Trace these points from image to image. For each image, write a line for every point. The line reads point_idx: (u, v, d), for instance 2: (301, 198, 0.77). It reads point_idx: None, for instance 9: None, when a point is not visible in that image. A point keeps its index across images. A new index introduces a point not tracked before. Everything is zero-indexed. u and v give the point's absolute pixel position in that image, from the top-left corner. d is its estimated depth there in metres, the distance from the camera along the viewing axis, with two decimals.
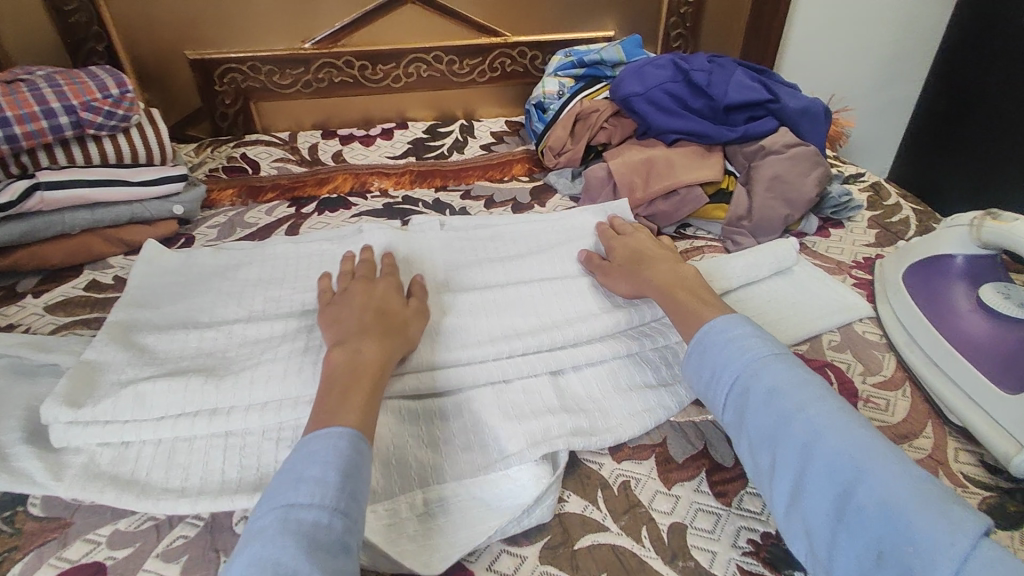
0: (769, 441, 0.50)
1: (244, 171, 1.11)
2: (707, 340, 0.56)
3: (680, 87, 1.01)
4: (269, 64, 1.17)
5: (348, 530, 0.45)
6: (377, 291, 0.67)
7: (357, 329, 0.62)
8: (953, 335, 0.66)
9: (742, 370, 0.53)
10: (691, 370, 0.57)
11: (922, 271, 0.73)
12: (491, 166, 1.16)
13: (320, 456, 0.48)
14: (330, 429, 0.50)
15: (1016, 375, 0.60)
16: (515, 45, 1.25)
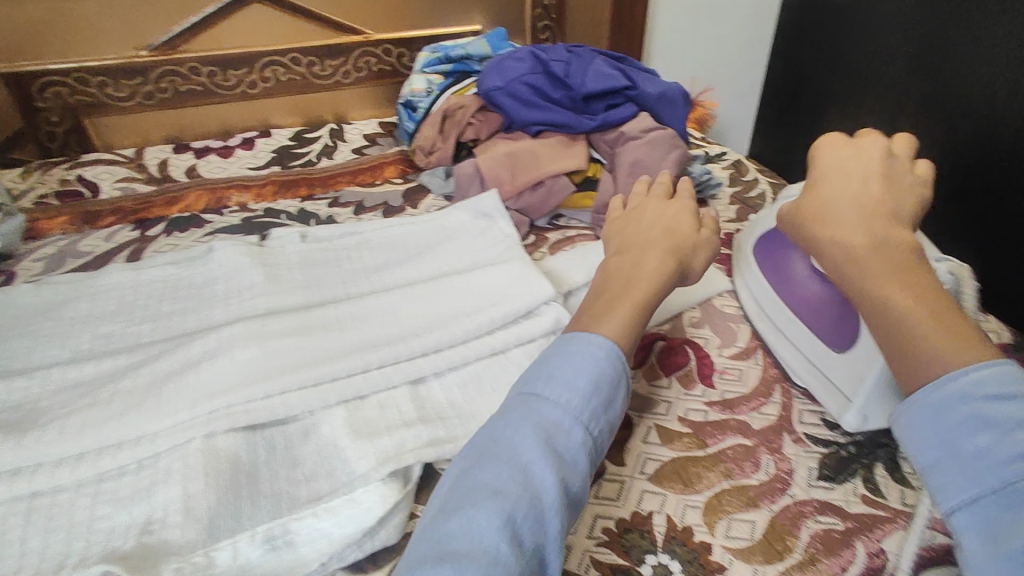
0: (1003, 526, 0.37)
1: (80, 195, 1.00)
2: (945, 389, 0.43)
3: (540, 79, 1.01)
4: (102, 75, 1.07)
5: (597, 440, 0.47)
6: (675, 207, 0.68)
7: (660, 245, 0.62)
8: (791, 302, 0.68)
9: (1003, 432, 0.40)
10: (912, 422, 0.44)
11: (768, 241, 0.75)
12: (362, 170, 1.11)
13: (576, 364, 0.49)
14: (593, 337, 0.51)
15: (844, 335, 0.62)
16: (378, 43, 1.21)
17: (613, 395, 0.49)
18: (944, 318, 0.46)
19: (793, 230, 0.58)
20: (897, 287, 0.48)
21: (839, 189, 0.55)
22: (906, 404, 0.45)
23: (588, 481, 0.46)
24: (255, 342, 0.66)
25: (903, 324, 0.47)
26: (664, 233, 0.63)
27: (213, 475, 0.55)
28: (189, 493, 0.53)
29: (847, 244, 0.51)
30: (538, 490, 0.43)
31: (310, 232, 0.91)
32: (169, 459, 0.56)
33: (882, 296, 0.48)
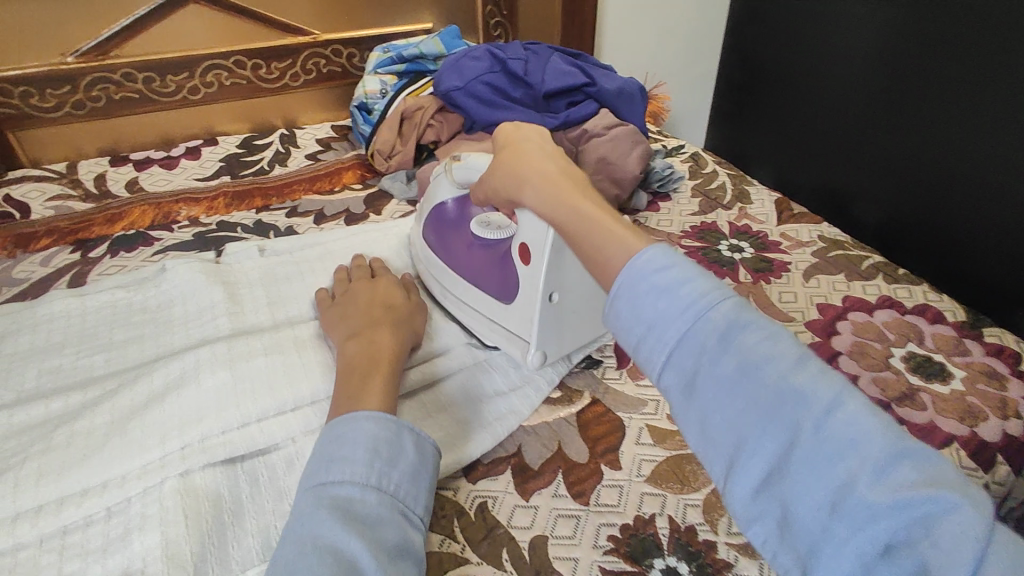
0: (715, 385, 0.35)
1: (9, 217, 0.92)
2: (632, 274, 0.40)
3: (500, 78, 0.99)
4: (23, 85, 0.98)
5: (401, 499, 0.45)
6: (378, 290, 0.69)
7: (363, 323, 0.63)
8: (466, 268, 0.71)
9: (702, 313, 0.36)
10: (614, 322, 0.40)
11: (433, 223, 0.77)
12: (318, 177, 1.07)
13: (349, 437, 0.47)
14: (359, 413, 0.49)
15: (510, 286, 0.65)
16: (327, 44, 1.16)
17: (399, 446, 0.48)
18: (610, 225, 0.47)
19: (488, 176, 0.63)
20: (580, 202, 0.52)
21: (535, 152, 0.59)
22: (608, 300, 0.41)
23: (414, 535, 0.44)
24: (224, 367, 0.62)
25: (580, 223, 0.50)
26: (384, 310, 0.65)
27: (193, 515, 0.51)
28: (166, 537, 0.49)
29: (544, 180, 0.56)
30: (350, 562, 0.39)
31: (268, 246, 0.87)
32: (138, 502, 0.53)
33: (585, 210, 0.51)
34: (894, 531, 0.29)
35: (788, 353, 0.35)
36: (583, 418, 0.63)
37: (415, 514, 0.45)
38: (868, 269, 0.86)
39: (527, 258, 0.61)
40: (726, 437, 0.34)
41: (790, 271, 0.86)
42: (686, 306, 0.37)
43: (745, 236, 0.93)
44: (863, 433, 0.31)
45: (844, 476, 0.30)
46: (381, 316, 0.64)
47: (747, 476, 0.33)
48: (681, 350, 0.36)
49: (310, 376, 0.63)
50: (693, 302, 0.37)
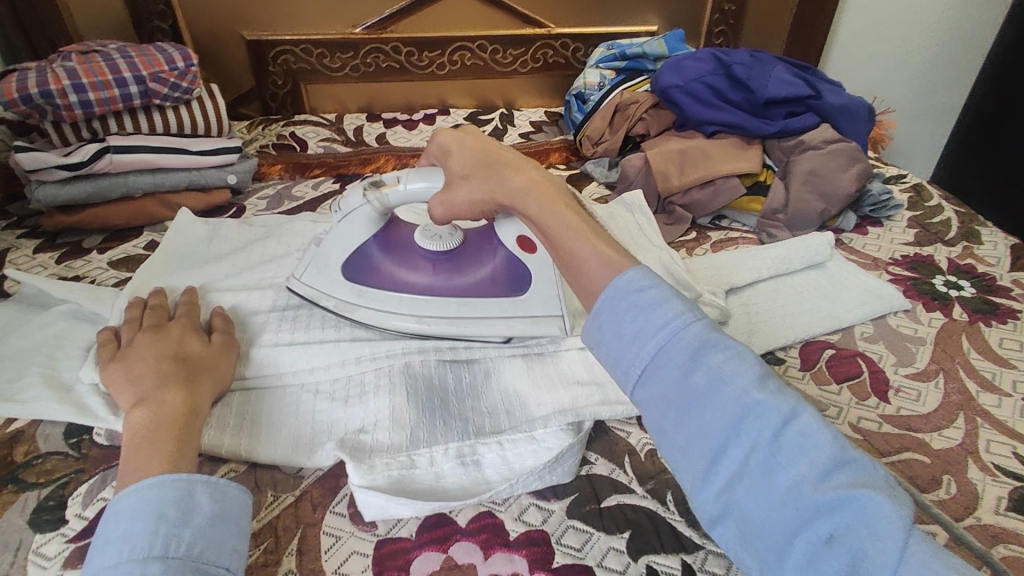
0: (685, 398, 0.44)
1: (292, 148, 1.16)
2: (618, 296, 0.49)
3: (720, 81, 1.01)
4: (321, 48, 1.22)
5: (194, 557, 0.43)
6: (169, 335, 0.61)
7: (153, 381, 0.55)
8: (454, 284, 0.69)
9: (675, 339, 0.46)
10: (597, 339, 0.50)
11: (354, 266, 0.69)
12: (529, 154, 1.18)
13: (134, 513, 0.44)
14: (146, 479, 0.46)
15: (517, 277, 0.69)
16: (558, 36, 1.27)
17: (189, 502, 0.46)
18: (586, 241, 0.56)
19: (466, 184, 0.64)
20: (559, 210, 0.60)
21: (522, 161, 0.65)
22: (591, 317, 0.51)
23: None
24: None
25: (563, 229, 0.58)
26: (176, 364, 0.57)
27: (413, 394, 0.63)
28: (393, 404, 0.61)
29: (523, 188, 0.62)
30: None
31: None
32: (372, 376, 0.65)
33: (555, 229, 0.59)
34: (835, 525, 0.39)
35: (750, 369, 0.44)
36: None
37: (216, 565, 0.44)
38: None
39: (533, 246, 0.69)
40: (699, 446, 0.43)
41: (1017, 319, 0.78)
42: (663, 330, 0.46)
43: (965, 274, 0.86)
44: (802, 438, 0.41)
45: (794, 475, 0.40)
46: (172, 368, 0.57)
47: (715, 481, 0.43)
48: (658, 365, 0.46)
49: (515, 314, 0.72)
50: (671, 322, 0.46)
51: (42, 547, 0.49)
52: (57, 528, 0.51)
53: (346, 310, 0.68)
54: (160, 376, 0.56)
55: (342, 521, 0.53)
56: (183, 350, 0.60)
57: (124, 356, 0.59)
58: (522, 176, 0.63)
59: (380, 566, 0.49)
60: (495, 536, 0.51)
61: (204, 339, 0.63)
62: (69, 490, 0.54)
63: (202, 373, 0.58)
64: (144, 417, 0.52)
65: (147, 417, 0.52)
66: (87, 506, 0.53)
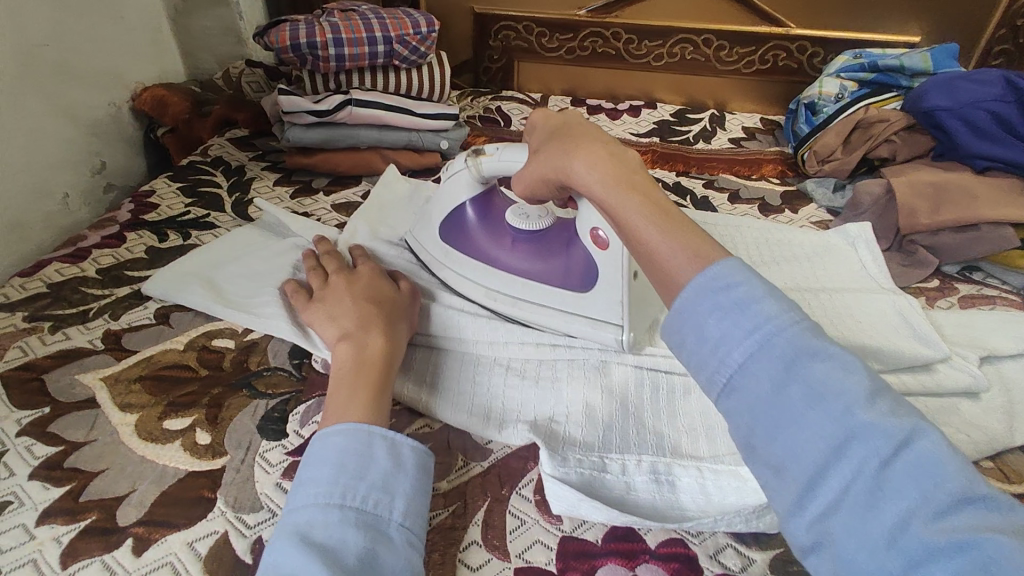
0: (772, 410, 0.35)
1: (497, 123, 1.19)
2: (698, 291, 0.39)
3: (1011, 109, 0.85)
4: (542, 27, 1.23)
5: (368, 511, 0.43)
6: (364, 278, 0.63)
7: (355, 322, 0.57)
8: (528, 264, 0.68)
9: (763, 336, 0.37)
10: (674, 333, 0.40)
11: (449, 227, 0.72)
12: (739, 162, 1.09)
13: (322, 458, 0.45)
14: (332, 427, 0.47)
15: (588, 274, 0.65)
16: (795, 39, 1.16)
17: (369, 457, 0.45)
18: (665, 228, 0.45)
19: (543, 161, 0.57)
20: (630, 196, 0.48)
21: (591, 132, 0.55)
22: (670, 310, 0.41)
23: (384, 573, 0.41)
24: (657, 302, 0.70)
25: (637, 221, 0.46)
26: (374, 306, 0.59)
27: (607, 394, 0.60)
28: (586, 400, 0.59)
29: (597, 163, 0.51)
30: None
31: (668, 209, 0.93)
32: (564, 364, 0.63)
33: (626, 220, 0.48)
34: None
35: (858, 381, 0.35)
36: None
37: (388, 524, 0.43)
38: None
39: (603, 242, 0.63)
40: (792, 468, 0.34)
41: None
42: (752, 325, 0.37)
43: None
44: (922, 469, 0.32)
45: (903, 514, 0.31)
46: (372, 311, 0.58)
47: (806, 510, 0.34)
48: (746, 375, 0.36)
49: None
50: (761, 325, 0.37)
51: (266, 453, 0.54)
52: (279, 439, 0.56)
53: (432, 267, 0.73)
54: (362, 317, 0.58)
55: (528, 507, 0.52)
56: (382, 292, 0.61)
57: (321, 299, 0.62)
58: (609, 152, 0.52)
59: (563, 564, 0.48)
60: (687, 568, 0.47)
61: (392, 284, 0.64)
62: (290, 407, 0.59)
63: (396, 318, 0.59)
64: (348, 351, 0.54)
65: (351, 354, 0.54)
66: (304, 425, 0.57)
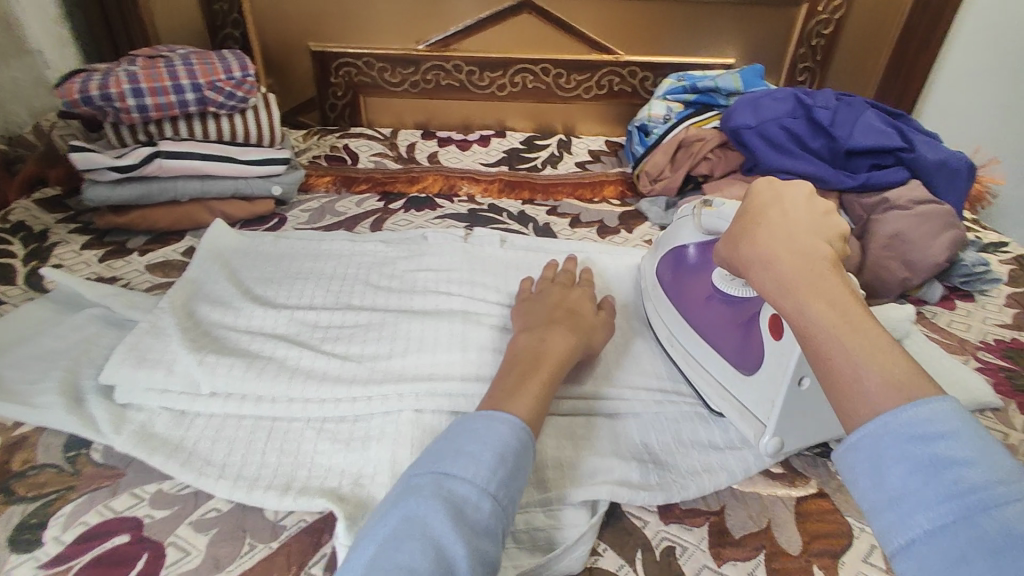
0: None
1: (343, 161, 1.16)
2: (885, 430, 0.35)
3: (799, 124, 0.92)
4: (383, 62, 1.22)
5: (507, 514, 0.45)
6: (572, 296, 0.71)
7: (544, 321, 0.65)
8: (730, 333, 0.64)
9: (966, 508, 0.31)
10: (852, 471, 0.36)
11: (670, 263, 0.74)
12: (583, 184, 1.12)
13: (472, 462, 0.45)
14: (492, 439, 0.47)
15: (753, 356, 0.61)
16: (626, 64, 1.21)
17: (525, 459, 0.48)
18: (882, 357, 0.38)
19: (737, 245, 0.51)
20: (810, 300, 0.43)
21: (797, 224, 0.49)
22: (842, 445, 0.37)
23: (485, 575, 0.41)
24: (460, 346, 0.68)
25: (818, 330, 0.41)
26: (568, 314, 0.67)
27: (418, 446, 0.58)
28: (396, 457, 0.56)
29: (770, 262, 0.47)
30: None
31: (509, 240, 0.94)
32: (378, 420, 0.61)
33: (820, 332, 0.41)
34: None
35: (998, 473, 0.31)
36: (802, 506, 0.56)
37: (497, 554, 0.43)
38: None
39: (779, 331, 0.57)
40: None
41: None
42: (953, 493, 0.32)
43: None
44: None
45: None
46: (561, 318, 0.66)
47: None
48: (930, 544, 0.32)
49: None
50: (957, 487, 0.32)
51: (13, 569, 0.48)
52: (33, 550, 0.50)
53: (666, 341, 0.72)
54: (552, 319, 0.66)
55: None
56: (580, 309, 0.68)
57: (518, 304, 0.70)
58: (792, 250, 0.46)
59: None
60: None
61: (594, 311, 0.71)
62: (53, 509, 0.53)
63: (590, 334, 0.65)
64: (527, 340, 0.61)
65: (532, 344, 0.61)
66: (66, 529, 0.51)
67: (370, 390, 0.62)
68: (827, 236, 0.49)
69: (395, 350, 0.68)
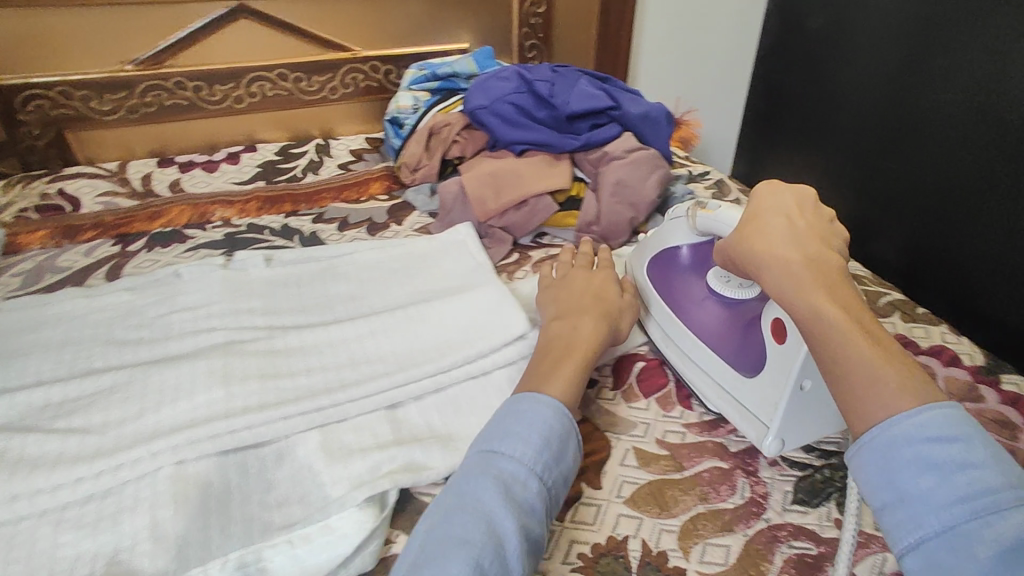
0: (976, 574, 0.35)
1: (60, 209, 1.00)
2: (895, 432, 0.41)
3: (526, 99, 1.01)
4: (85, 90, 1.06)
5: (552, 493, 0.49)
6: (596, 279, 0.71)
7: (568, 309, 0.66)
8: (727, 339, 0.65)
9: (977, 509, 0.36)
10: (867, 476, 0.41)
11: (661, 262, 0.74)
12: (347, 187, 1.11)
13: (535, 439, 0.50)
14: (544, 408, 0.52)
15: (752, 360, 0.62)
16: (365, 60, 1.21)
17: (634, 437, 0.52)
18: (879, 352, 0.44)
19: (729, 245, 0.58)
20: (824, 299, 0.47)
21: (784, 225, 0.54)
22: (857, 443, 0.43)
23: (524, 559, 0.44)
24: (220, 383, 0.64)
25: (817, 318, 0.47)
26: (596, 301, 0.66)
27: (184, 500, 0.54)
28: (158, 519, 0.52)
29: (783, 261, 0.51)
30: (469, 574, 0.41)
31: (275, 257, 0.89)
32: (134, 485, 0.55)
33: (820, 316, 0.47)
34: None
35: (1007, 479, 0.37)
36: None
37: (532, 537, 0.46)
38: (885, 306, 0.81)
39: (782, 336, 0.58)
40: None
41: None
42: (965, 494, 0.37)
43: None
44: None
45: None
46: (593, 305, 0.66)
47: None
48: (941, 541, 0.37)
49: (301, 390, 0.65)
50: (977, 490, 0.37)
51: None
52: None
53: (663, 346, 0.72)
54: (585, 306, 0.66)
55: None
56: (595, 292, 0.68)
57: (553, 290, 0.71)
58: (795, 245, 0.52)
59: None
60: None
61: (619, 292, 0.70)
62: None
63: (610, 314, 0.66)
64: (565, 331, 0.62)
65: (566, 333, 0.62)
66: None
67: (114, 456, 0.56)
68: (830, 239, 0.54)
69: (144, 407, 0.62)
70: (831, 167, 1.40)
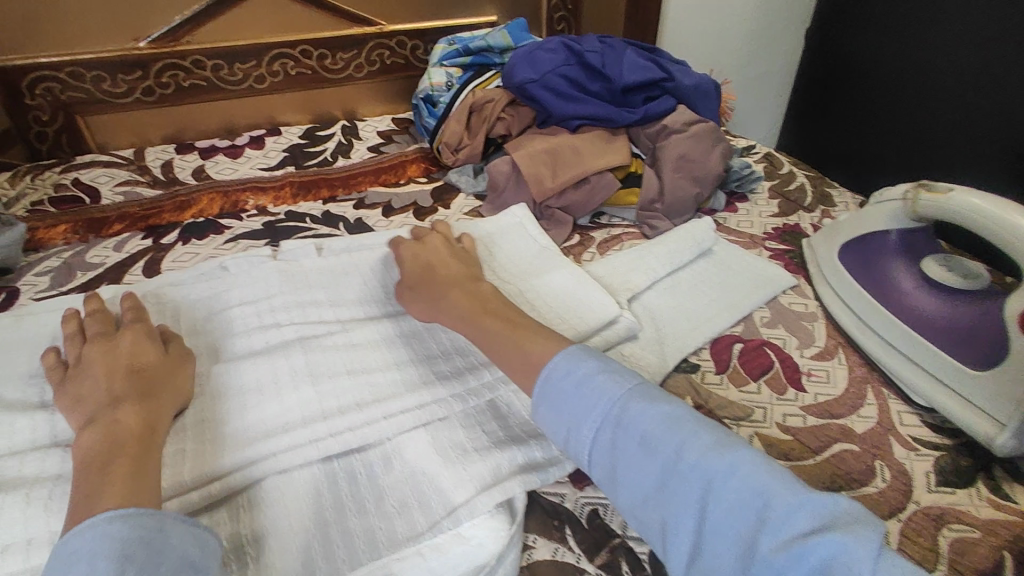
0: (633, 473, 0.44)
1: (79, 201, 0.92)
2: (550, 379, 0.49)
3: (576, 71, 0.96)
4: (96, 70, 0.98)
5: None
6: (121, 347, 0.57)
7: (109, 397, 0.52)
8: (943, 328, 0.63)
9: (606, 415, 0.46)
10: (545, 421, 0.49)
11: (861, 250, 0.74)
12: (383, 170, 1.04)
13: (86, 550, 0.39)
14: (101, 517, 0.40)
15: (984, 352, 0.60)
16: (392, 35, 1.14)
17: (162, 544, 0.40)
18: (529, 341, 0.55)
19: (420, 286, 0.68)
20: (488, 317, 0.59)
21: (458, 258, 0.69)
22: (535, 404, 0.50)
23: None
24: (306, 382, 0.59)
25: (478, 331, 0.59)
26: (138, 378, 0.53)
27: (297, 515, 0.49)
28: (275, 536, 0.48)
29: (450, 290, 0.64)
30: None
31: (325, 245, 0.83)
32: (238, 499, 0.51)
33: (518, 318, 0.58)
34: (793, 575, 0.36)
35: (668, 418, 0.44)
36: None
37: None
38: None
39: None
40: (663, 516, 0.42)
41: None
42: (601, 410, 0.46)
43: None
44: (747, 495, 0.40)
45: (748, 542, 0.38)
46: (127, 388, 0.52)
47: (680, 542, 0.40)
48: (600, 452, 0.46)
49: (395, 386, 0.60)
50: (598, 407, 0.46)
51: None
52: None
53: (852, 332, 0.71)
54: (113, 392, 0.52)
55: None
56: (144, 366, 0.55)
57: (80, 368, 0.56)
58: (461, 282, 0.65)
59: None
60: None
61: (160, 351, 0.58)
62: None
63: (157, 393, 0.54)
64: (100, 430, 0.48)
65: (99, 433, 0.48)
66: None
67: (206, 470, 0.50)
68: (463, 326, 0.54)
69: (227, 412, 0.57)
70: (941, 144, 1.29)
